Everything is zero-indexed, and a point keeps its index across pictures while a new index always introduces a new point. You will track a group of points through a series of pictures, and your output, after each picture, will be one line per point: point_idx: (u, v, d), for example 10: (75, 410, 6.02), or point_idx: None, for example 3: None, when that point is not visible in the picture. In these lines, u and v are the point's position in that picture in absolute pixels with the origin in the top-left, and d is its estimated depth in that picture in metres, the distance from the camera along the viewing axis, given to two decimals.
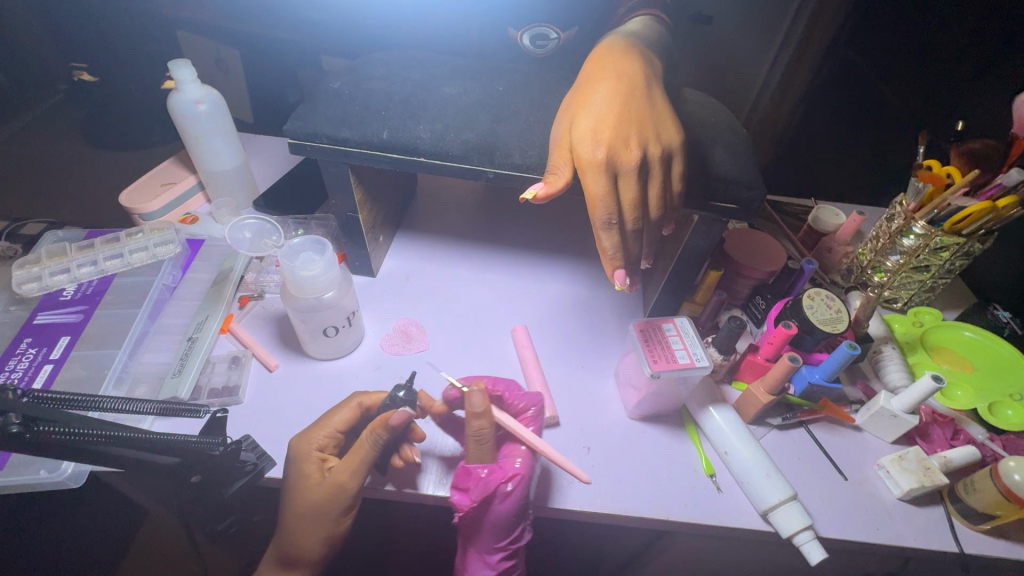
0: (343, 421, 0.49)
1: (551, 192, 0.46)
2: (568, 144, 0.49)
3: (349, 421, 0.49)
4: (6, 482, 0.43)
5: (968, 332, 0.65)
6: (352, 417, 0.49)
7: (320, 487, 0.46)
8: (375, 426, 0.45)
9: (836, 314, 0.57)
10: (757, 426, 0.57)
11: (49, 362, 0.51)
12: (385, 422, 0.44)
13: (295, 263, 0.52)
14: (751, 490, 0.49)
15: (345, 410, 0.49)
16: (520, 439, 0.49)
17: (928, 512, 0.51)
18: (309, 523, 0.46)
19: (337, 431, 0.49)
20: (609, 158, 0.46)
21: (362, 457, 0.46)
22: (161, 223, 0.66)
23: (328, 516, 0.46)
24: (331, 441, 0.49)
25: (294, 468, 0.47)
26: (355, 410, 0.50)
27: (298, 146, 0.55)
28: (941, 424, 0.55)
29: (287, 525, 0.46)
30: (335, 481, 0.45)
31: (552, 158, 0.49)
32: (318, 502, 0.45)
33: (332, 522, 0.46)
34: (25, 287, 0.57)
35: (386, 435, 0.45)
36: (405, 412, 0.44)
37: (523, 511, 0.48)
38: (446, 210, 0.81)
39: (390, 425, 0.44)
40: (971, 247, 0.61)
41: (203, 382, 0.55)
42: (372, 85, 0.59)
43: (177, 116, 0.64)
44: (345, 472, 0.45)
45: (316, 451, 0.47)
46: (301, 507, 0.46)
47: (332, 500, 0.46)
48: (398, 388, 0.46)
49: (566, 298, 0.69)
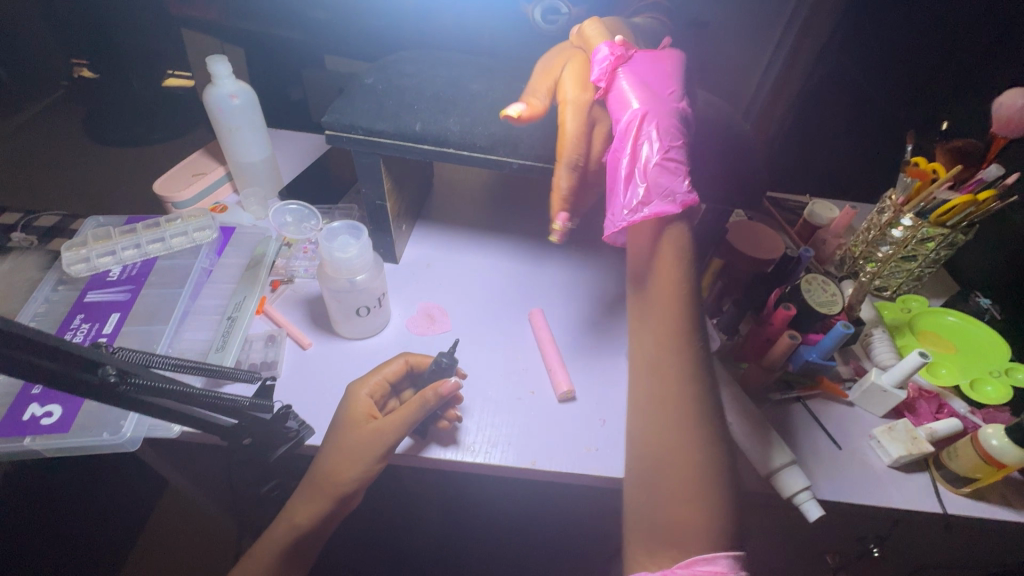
0: (392, 373, 0.54)
1: (533, 115, 0.56)
2: (556, 77, 0.58)
3: (398, 374, 0.54)
4: (76, 442, 0.47)
5: (952, 317, 0.70)
6: (401, 371, 0.54)
7: (364, 432, 0.48)
8: (426, 391, 0.48)
9: (832, 298, 0.63)
10: (759, 401, 0.61)
11: (103, 336, 0.56)
12: (436, 390, 0.48)
13: (332, 244, 0.56)
14: (755, 455, 0.53)
15: (395, 362, 0.54)
16: (647, 63, 0.55)
17: (917, 478, 0.56)
18: (343, 462, 0.47)
19: (386, 381, 0.53)
20: (588, 104, 0.56)
21: (407, 416, 0.48)
22: (197, 211, 0.70)
23: (363, 461, 0.47)
24: (379, 392, 0.53)
25: (345, 409, 0.50)
26: (403, 365, 0.55)
27: (334, 137, 0.59)
28: (927, 398, 0.60)
29: (321, 460, 0.48)
30: (377, 428, 0.48)
31: (537, 82, 0.58)
32: (357, 441, 0.48)
33: (363, 468, 0.47)
34: (74, 267, 0.61)
35: (434, 401, 0.48)
36: (454, 383, 0.49)
37: (656, 104, 0.52)
38: (460, 202, 0.84)
39: (439, 393, 0.48)
40: (955, 237, 0.65)
41: (243, 357, 0.59)
42: (402, 81, 0.63)
43: (213, 109, 0.68)
44: (390, 423, 0.48)
45: (366, 395, 0.51)
46: (341, 444, 0.48)
47: (371, 447, 0.47)
48: (441, 354, 0.52)
49: (579, 283, 0.73)
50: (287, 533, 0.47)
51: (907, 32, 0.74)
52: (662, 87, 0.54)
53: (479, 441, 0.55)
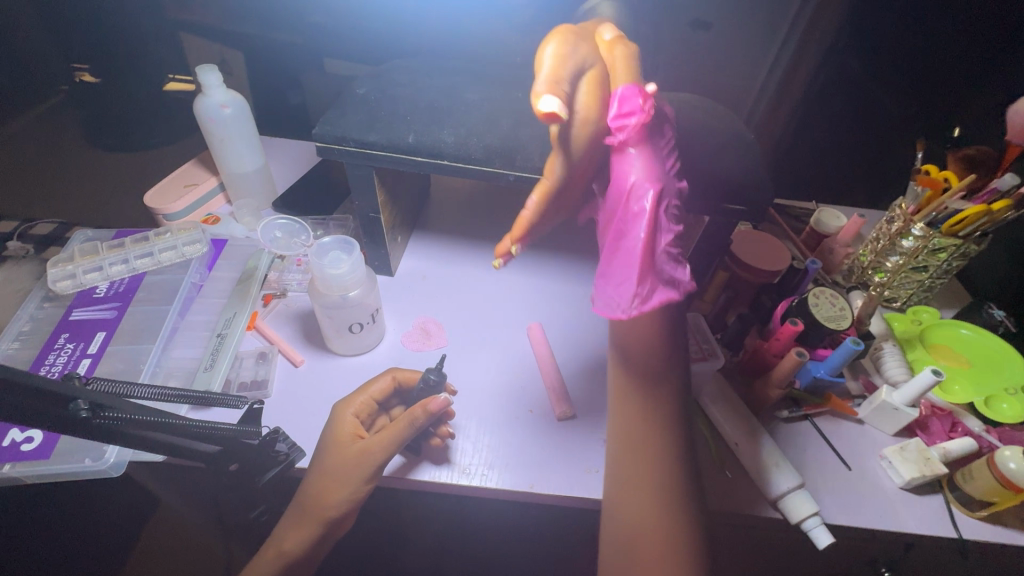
0: (380, 391, 0.52)
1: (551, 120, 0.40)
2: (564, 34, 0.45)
3: (385, 391, 0.53)
4: (56, 469, 0.46)
5: (965, 329, 0.67)
6: (388, 388, 0.53)
7: (352, 454, 0.47)
8: (414, 407, 0.46)
9: (840, 312, 0.61)
10: (765, 420, 0.59)
11: (87, 356, 0.54)
12: (424, 406, 0.46)
13: (323, 260, 0.54)
14: (761, 478, 0.52)
15: (383, 379, 0.53)
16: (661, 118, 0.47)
17: (930, 500, 0.53)
18: (331, 486, 0.46)
19: (373, 400, 0.52)
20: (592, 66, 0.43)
21: (395, 435, 0.47)
22: (187, 224, 0.68)
23: (351, 484, 0.46)
24: (366, 411, 0.51)
25: (332, 430, 0.49)
26: (391, 381, 0.53)
27: (326, 148, 0.57)
28: (940, 416, 0.58)
29: (309, 484, 0.47)
30: (365, 448, 0.46)
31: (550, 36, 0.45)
32: (344, 463, 0.46)
33: (353, 490, 0.46)
34: (60, 284, 0.60)
35: (424, 419, 0.46)
36: (446, 399, 0.46)
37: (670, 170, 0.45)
38: (457, 211, 0.83)
39: (428, 410, 0.46)
40: (967, 248, 0.63)
41: (233, 376, 0.57)
42: (395, 90, 0.62)
43: (203, 119, 0.66)
44: (377, 442, 0.46)
45: (352, 415, 0.50)
46: (327, 467, 0.47)
47: (358, 468, 0.46)
48: (428, 371, 0.50)
49: (579, 296, 0.72)
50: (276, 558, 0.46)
51: (916, 35, 0.72)
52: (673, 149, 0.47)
53: (475, 463, 0.53)
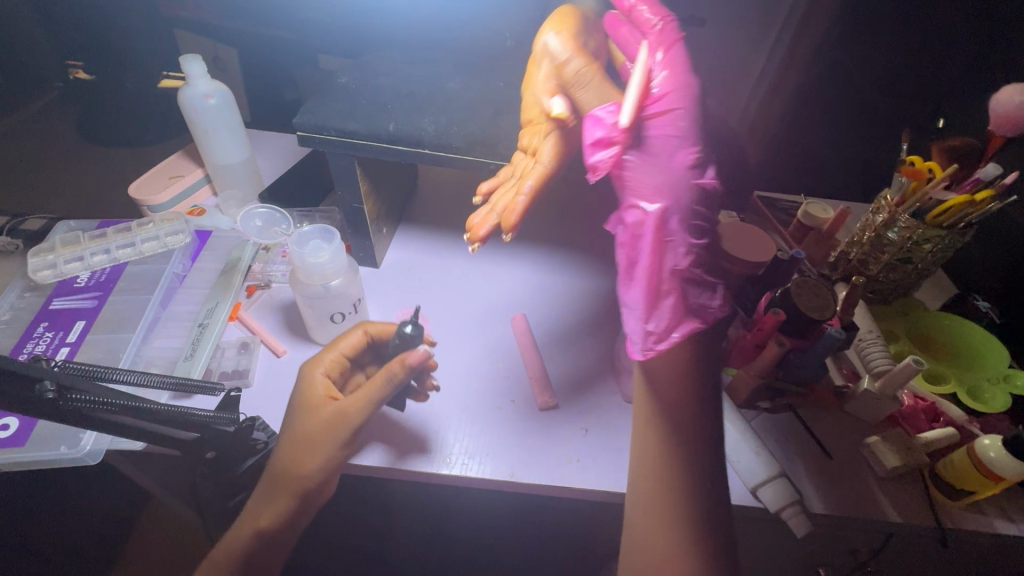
0: (350, 348, 0.52)
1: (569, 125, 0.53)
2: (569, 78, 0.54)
3: (356, 347, 0.52)
4: (30, 456, 0.46)
5: (950, 321, 0.67)
6: (361, 344, 0.52)
7: (327, 414, 0.46)
8: (391, 364, 0.44)
9: (823, 303, 0.60)
10: (747, 410, 0.59)
11: (66, 345, 0.54)
12: (402, 361, 0.44)
13: (304, 250, 0.54)
14: (743, 468, 0.52)
15: (353, 336, 0.52)
16: (665, 131, 0.50)
17: (911, 490, 0.53)
18: (307, 451, 0.45)
19: (343, 357, 0.52)
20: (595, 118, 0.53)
21: (372, 393, 0.45)
22: (171, 214, 0.68)
23: (328, 446, 0.45)
24: (336, 369, 0.51)
25: (302, 393, 0.48)
26: (362, 337, 0.53)
27: (307, 138, 0.57)
28: (923, 407, 0.58)
29: (284, 450, 0.46)
30: (342, 409, 0.46)
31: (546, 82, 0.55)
32: (315, 426, 0.46)
33: (332, 453, 0.45)
34: (41, 274, 0.60)
35: (402, 374, 0.44)
36: (426, 351, 0.43)
37: (679, 185, 0.49)
38: (445, 204, 0.82)
39: (408, 364, 0.43)
40: (952, 239, 0.63)
41: (214, 365, 0.57)
42: (378, 80, 0.61)
43: (187, 110, 0.66)
44: (354, 403, 0.46)
45: (323, 374, 0.50)
46: (298, 431, 0.46)
47: (330, 430, 0.45)
48: (405, 324, 0.47)
49: (565, 288, 0.72)
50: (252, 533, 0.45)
51: (901, 27, 0.72)
52: (679, 159, 0.50)
53: (455, 453, 0.53)
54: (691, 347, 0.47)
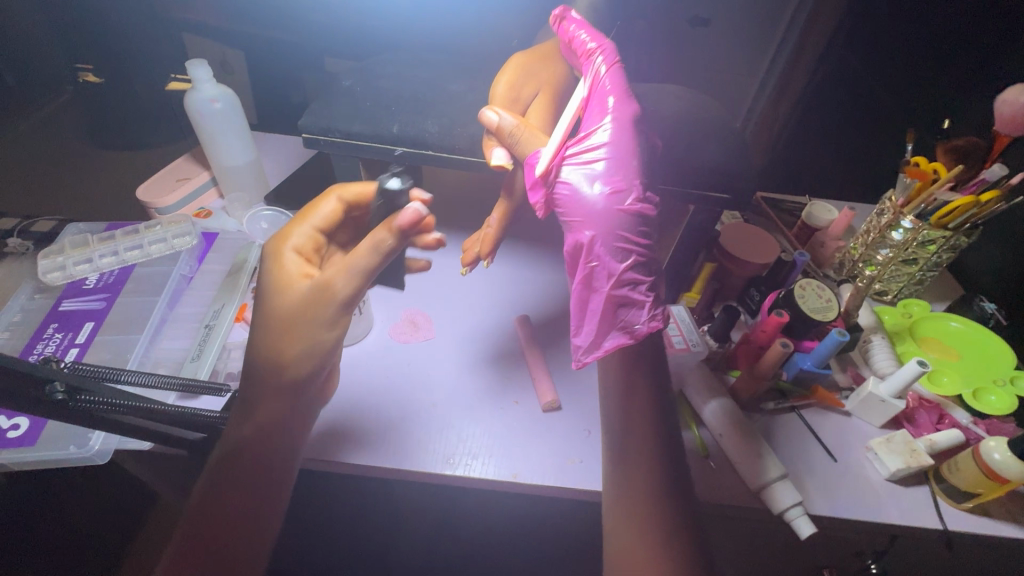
0: (327, 221, 0.45)
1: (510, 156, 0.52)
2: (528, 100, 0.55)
3: (333, 217, 0.45)
4: (41, 456, 0.47)
5: (955, 322, 0.67)
6: (336, 212, 0.45)
7: (303, 289, 0.42)
8: (381, 229, 0.40)
9: (827, 304, 0.60)
10: (751, 411, 0.59)
11: (75, 346, 0.55)
12: (390, 225, 0.39)
13: None
14: (745, 469, 0.52)
15: (328, 204, 0.45)
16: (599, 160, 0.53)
17: (916, 491, 0.53)
18: (284, 330, 0.42)
19: (317, 230, 0.45)
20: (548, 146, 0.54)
21: (355, 263, 0.41)
22: (178, 217, 0.69)
23: (308, 323, 0.42)
24: (311, 246, 0.45)
25: (271, 273, 0.43)
26: (338, 205, 0.45)
27: (312, 140, 0.58)
28: (927, 408, 0.58)
29: (261, 329, 0.42)
30: (322, 281, 0.41)
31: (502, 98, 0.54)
32: (295, 303, 0.42)
33: (316, 331, 0.42)
34: (50, 276, 0.61)
35: (391, 237, 0.40)
36: (416, 210, 0.39)
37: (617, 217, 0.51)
38: (448, 205, 0.83)
39: (396, 225, 0.39)
40: (957, 240, 0.63)
41: (220, 366, 0.57)
42: (382, 83, 0.62)
43: (193, 113, 0.67)
44: (335, 273, 0.41)
45: (292, 249, 0.44)
46: (275, 310, 0.42)
47: (312, 304, 0.42)
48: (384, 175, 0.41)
49: (570, 289, 0.72)
50: (228, 447, 0.41)
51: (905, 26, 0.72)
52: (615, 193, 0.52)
53: (459, 453, 0.53)
54: (626, 365, 0.49)
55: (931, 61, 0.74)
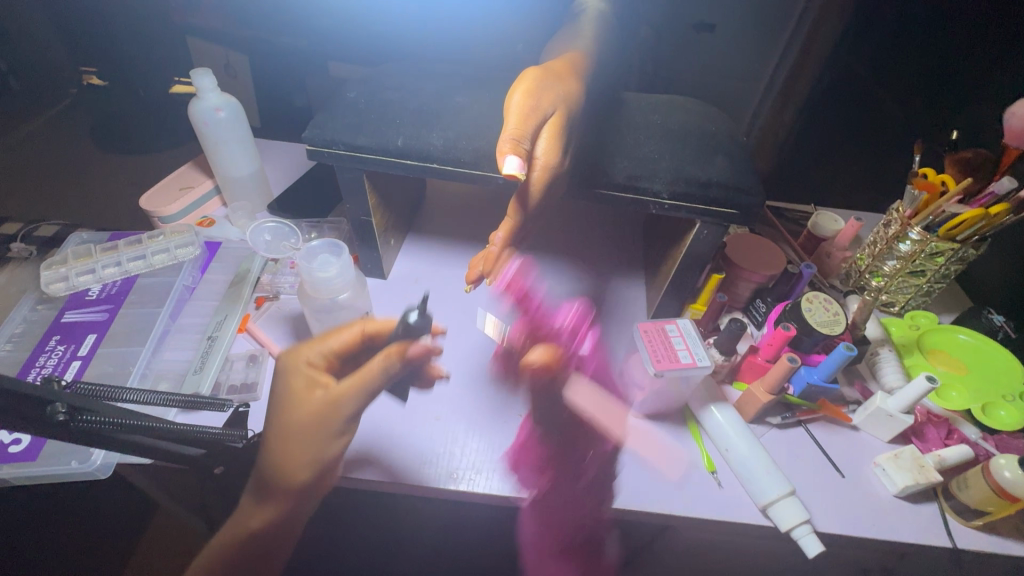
0: (343, 345, 0.43)
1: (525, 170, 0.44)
2: (540, 121, 0.48)
3: (349, 344, 0.44)
4: (43, 471, 0.46)
5: (963, 335, 0.66)
6: (353, 340, 0.44)
7: (313, 401, 0.39)
8: (392, 352, 0.40)
9: (834, 317, 0.59)
10: (757, 425, 0.58)
11: (77, 359, 0.55)
12: (402, 352, 0.40)
13: (312, 264, 0.53)
14: (751, 485, 0.51)
15: (349, 330, 0.44)
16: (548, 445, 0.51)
17: (925, 509, 0.53)
18: (291, 444, 0.38)
19: (333, 353, 0.43)
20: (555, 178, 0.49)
21: (367, 379, 0.39)
22: (181, 226, 0.69)
23: (317, 440, 0.39)
24: (324, 362, 0.42)
25: (281, 384, 0.40)
26: (358, 335, 0.44)
27: (316, 152, 0.58)
28: (936, 423, 0.57)
29: (267, 450, 0.39)
30: (331, 395, 0.39)
31: (511, 123, 0.46)
32: (305, 419, 0.39)
33: (323, 446, 0.39)
34: (52, 287, 0.61)
35: (399, 365, 0.40)
36: (426, 346, 0.41)
37: (579, 500, 0.53)
38: (452, 215, 0.83)
39: (407, 355, 0.40)
40: (965, 252, 0.62)
41: (223, 378, 0.57)
42: (386, 94, 0.62)
43: (197, 122, 0.67)
44: (345, 388, 0.39)
45: (305, 364, 0.41)
46: (286, 429, 0.39)
47: (322, 421, 0.39)
48: (410, 310, 0.42)
49: (573, 300, 0.71)
50: (238, 535, 0.39)
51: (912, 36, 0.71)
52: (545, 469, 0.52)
53: (462, 468, 0.53)
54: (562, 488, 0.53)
55: (938, 71, 0.74)
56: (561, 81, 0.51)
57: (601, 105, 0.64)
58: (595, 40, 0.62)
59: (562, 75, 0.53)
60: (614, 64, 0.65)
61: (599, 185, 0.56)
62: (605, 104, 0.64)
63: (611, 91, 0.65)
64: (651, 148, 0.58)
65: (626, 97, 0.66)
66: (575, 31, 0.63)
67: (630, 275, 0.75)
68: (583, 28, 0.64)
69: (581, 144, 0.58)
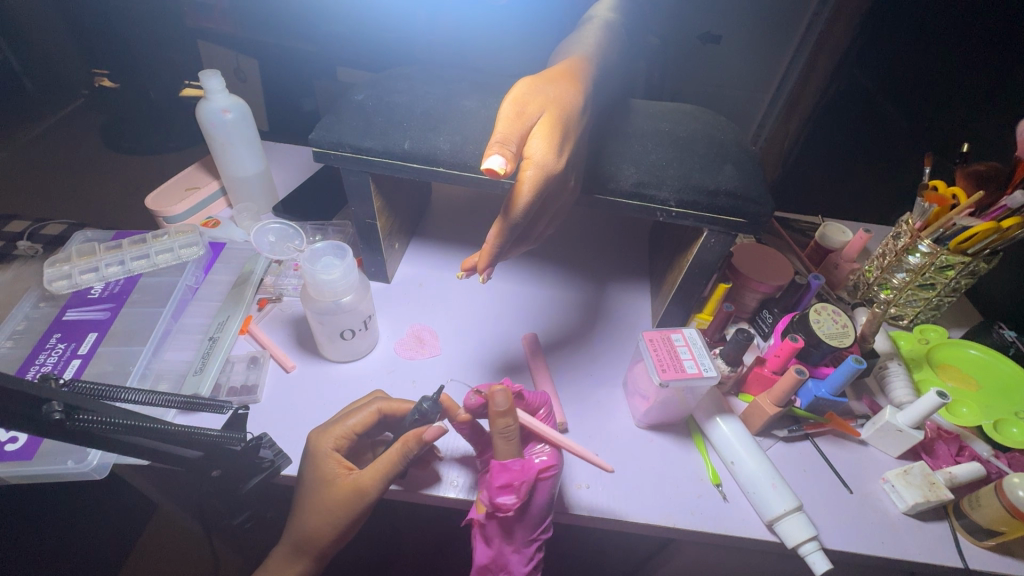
0: (360, 423, 0.50)
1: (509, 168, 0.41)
2: (528, 127, 0.47)
3: (366, 423, 0.50)
4: (38, 470, 0.46)
5: (974, 350, 0.65)
6: (369, 421, 0.50)
7: (338, 483, 0.46)
8: (407, 439, 0.45)
9: (842, 329, 0.58)
10: (763, 438, 0.58)
11: (77, 357, 0.55)
12: (419, 437, 0.45)
13: (316, 267, 0.52)
14: (754, 503, 0.50)
15: (365, 411, 0.50)
16: (545, 436, 0.49)
17: (936, 527, 0.51)
18: (323, 517, 0.46)
19: (352, 432, 0.49)
20: (552, 180, 0.46)
21: (385, 465, 0.46)
22: (186, 226, 0.69)
23: (344, 514, 0.46)
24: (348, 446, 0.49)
25: (312, 465, 0.47)
26: (372, 414, 0.50)
27: (322, 154, 0.58)
28: (946, 439, 0.56)
29: (305, 514, 0.47)
30: (355, 481, 0.46)
31: (499, 129, 0.45)
32: (332, 499, 0.46)
33: (345, 517, 0.46)
34: (56, 284, 0.61)
35: (417, 449, 0.45)
36: (439, 429, 0.45)
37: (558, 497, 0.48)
38: (457, 219, 0.83)
39: (423, 439, 0.45)
40: (976, 266, 0.61)
41: (222, 380, 0.57)
42: (394, 97, 0.62)
43: (205, 123, 0.66)
44: (368, 476, 0.46)
45: (332, 451, 0.48)
46: (318, 500, 0.46)
47: (349, 501, 0.46)
48: (422, 399, 0.48)
49: (575, 307, 0.71)
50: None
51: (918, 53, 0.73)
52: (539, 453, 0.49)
53: (462, 477, 0.51)
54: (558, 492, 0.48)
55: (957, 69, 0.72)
56: (551, 88, 0.50)
57: (609, 111, 0.64)
58: (603, 47, 0.62)
59: (555, 83, 0.51)
60: (622, 71, 0.66)
61: (606, 193, 0.56)
62: (611, 109, 0.64)
63: (616, 98, 0.65)
64: (659, 155, 0.58)
65: (630, 106, 0.66)
66: (582, 37, 0.63)
67: (633, 283, 0.75)
68: (591, 34, 0.64)
69: (588, 151, 0.58)
